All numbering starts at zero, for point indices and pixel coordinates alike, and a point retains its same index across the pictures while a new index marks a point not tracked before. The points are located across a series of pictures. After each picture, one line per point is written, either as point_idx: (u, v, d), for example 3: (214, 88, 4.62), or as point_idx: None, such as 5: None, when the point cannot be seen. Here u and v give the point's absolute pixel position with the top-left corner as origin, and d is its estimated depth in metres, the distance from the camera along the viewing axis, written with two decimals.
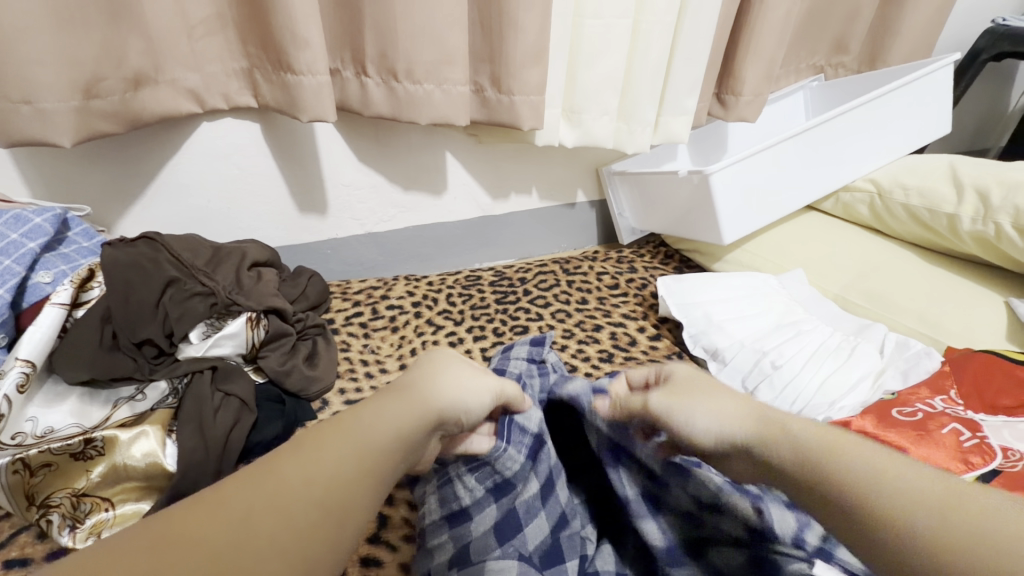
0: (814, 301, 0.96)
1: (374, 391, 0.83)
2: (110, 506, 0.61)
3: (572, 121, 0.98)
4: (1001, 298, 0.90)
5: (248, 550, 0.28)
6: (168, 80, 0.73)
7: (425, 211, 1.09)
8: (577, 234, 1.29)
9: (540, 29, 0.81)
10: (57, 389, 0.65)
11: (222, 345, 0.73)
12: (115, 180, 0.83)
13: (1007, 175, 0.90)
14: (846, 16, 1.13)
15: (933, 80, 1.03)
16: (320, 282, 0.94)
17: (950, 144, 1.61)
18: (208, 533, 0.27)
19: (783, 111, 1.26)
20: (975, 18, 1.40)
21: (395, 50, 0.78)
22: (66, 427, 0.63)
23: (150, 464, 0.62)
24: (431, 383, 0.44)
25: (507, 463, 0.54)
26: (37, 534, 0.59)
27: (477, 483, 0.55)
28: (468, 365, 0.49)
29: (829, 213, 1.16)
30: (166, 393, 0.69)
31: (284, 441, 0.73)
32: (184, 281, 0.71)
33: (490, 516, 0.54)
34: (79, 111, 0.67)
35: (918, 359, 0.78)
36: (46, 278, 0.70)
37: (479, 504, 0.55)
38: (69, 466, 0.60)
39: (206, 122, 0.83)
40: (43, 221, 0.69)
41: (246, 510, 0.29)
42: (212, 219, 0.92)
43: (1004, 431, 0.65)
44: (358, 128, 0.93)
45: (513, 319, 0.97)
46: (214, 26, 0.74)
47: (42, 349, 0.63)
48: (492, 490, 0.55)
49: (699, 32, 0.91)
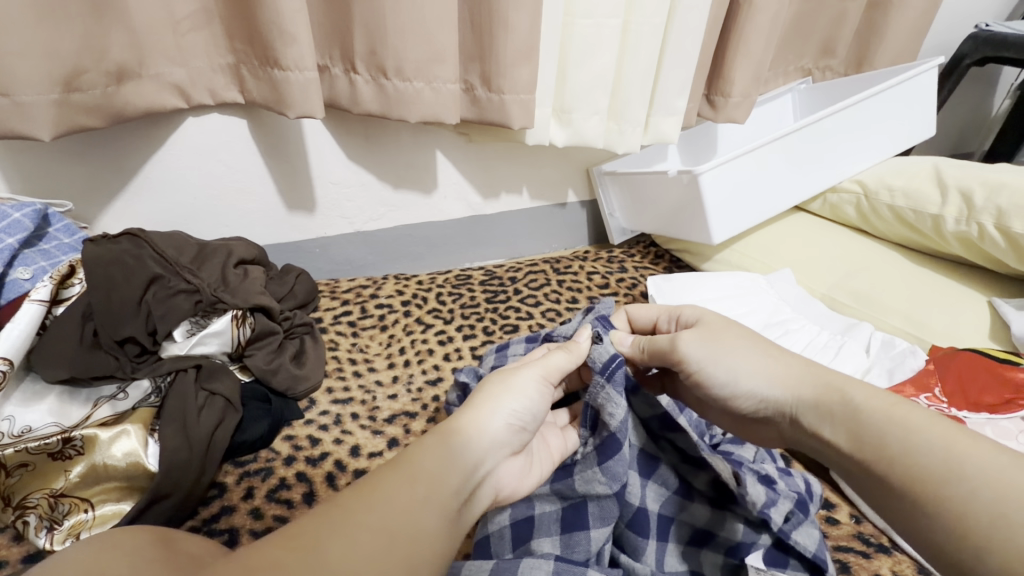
0: (802, 300, 0.97)
1: (362, 390, 0.82)
2: (90, 506, 0.60)
3: (563, 120, 0.98)
4: (984, 297, 0.91)
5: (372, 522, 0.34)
6: (153, 75, 0.72)
7: (416, 209, 1.09)
8: (569, 235, 1.29)
9: (529, 29, 0.81)
10: (35, 387, 0.63)
11: (207, 343, 0.72)
12: (98, 176, 0.81)
13: (990, 176, 0.91)
14: (833, 19, 1.14)
15: (918, 82, 1.04)
16: (308, 280, 0.93)
17: (934, 147, 1.64)
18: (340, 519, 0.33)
19: (772, 112, 1.27)
20: (957, 25, 1.42)
21: (385, 47, 0.77)
22: (43, 427, 0.60)
23: (131, 464, 0.61)
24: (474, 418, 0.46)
25: (611, 414, 0.52)
26: (13, 535, 0.58)
27: (584, 434, 0.55)
28: (496, 382, 0.50)
29: (816, 213, 1.17)
30: (149, 391, 0.68)
31: (269, 441, 0.72)
32: (168, 278, 0.70)
33: (587, 498, 0.53)
34: (60, 104, 0.65)
35: (903, 358, 0.78)
36: (25, 275, 0.69)
37: (585, 460, 0.54)
38: (47, 466, 0.59)
39: (192, 118, 0.82)
40: (22, 216, 0.68)
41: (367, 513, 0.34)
42: (198, 216, 0.91)
43: (987, 428, 0.68)
44: (347, 125, 0.92)
45: (503, 318, 0.97)
46: (200, 20, 0.73)
47: (20, 346, 0.61)
48: (598, 449, 0.53)
49: (689, 33, 0.91)
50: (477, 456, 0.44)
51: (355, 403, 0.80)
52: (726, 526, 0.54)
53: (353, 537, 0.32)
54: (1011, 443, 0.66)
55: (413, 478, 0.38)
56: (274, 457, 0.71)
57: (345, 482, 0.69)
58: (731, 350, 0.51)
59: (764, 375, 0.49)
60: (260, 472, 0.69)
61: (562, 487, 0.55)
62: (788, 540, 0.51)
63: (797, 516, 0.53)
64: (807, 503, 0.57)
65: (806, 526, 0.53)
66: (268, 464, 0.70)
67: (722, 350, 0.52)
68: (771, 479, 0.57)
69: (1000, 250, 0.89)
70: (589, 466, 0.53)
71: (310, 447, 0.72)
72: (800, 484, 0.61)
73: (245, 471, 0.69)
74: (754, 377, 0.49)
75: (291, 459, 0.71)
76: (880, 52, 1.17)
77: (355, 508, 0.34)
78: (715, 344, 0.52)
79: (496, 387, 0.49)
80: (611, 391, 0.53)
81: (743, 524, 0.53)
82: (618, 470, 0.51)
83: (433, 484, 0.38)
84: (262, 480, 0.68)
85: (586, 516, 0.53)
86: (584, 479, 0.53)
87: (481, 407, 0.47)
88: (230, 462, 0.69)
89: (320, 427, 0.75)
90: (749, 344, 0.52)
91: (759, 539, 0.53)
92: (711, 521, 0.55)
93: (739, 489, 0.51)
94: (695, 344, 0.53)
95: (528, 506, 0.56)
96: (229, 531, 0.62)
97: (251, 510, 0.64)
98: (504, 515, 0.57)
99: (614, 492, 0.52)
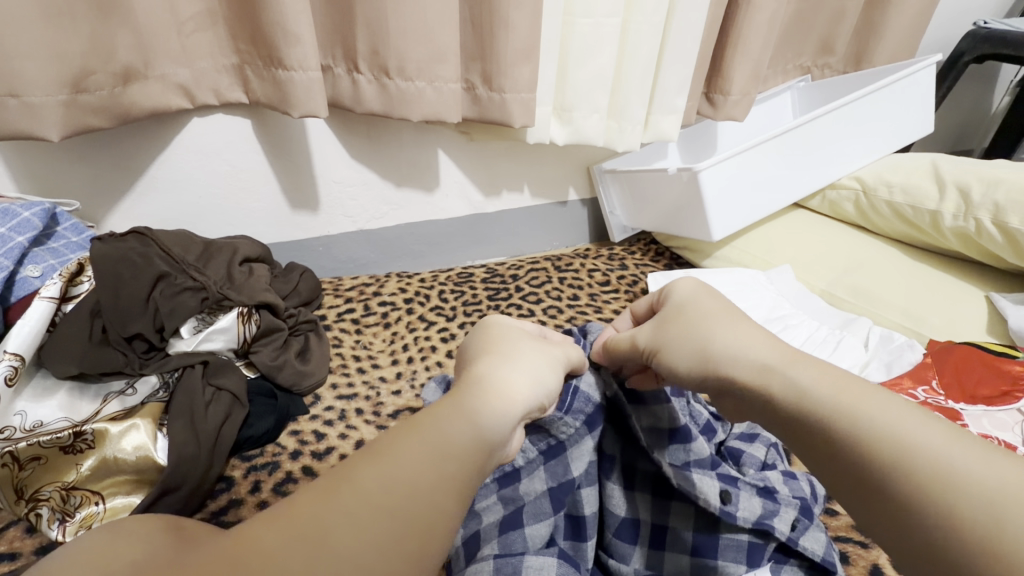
0: (801, 295, 0.97)
1: (366, 386, 0.83)
2: (101, 499, 0.61)
3: (563, 118, 0.99)
4: (982, 292, 0.92)
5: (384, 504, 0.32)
6: (158, 76, 0.73)
7: (417, 207, 1.09)
8: (569, 232, 1.30)
9: (530, 28, 0.82)
10: (45, 383, 0.65)
11: (214, 340, 0.73)
12: (104, 175, 0.82)
13: (988, 172, 0.92)
14: (832, 17, 1.14)
15: (916, 79, 1.05)
16: (312, 277, 0.94)
17: (934, 145, 1.65)
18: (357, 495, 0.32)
19: (772, 109, 1.28)
20: (955, 22, 1.43)
21: (387, 47, 0.78)
22: (55, 421, 0.62)
23: (141, 457, 0.62)
24: (497, 370, 0.46)
25: (562, 428, 0.54)
26: (26, 528, 0.59)
27: (530, 445, 0.55)
28: (522, 347, 0.51)
29: (815, 210, 1.17)
30: (156, 386, 0.69)
31: (275, 435, 0.73)
32: (174, 276, 0.71)
33: (529, 500, 0.55)
34: (68, 105, 0.66)
35: (901, 352, 0.79)
36: (35, 273, 0.69)
37: (530, 465, 0.55)
38: (59, 459, 0.60)
39: (197, 118, 0.83)
40: (31, 215, 0.69)
41: (377, 490, 0.33)
42: (202, 215, 0.92)
43: (983, 419, 0.69)
44: (350, 124, 0.93)
45: (505, 315, 0.98)
46: (204, 21, 0.73)
47: (31, 343, 0.62)
48: (543, 453, 0.55)
49: (688, 31, 0.92)
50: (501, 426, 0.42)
51: (359, 399, 0.81)
52: (724, 532, 0.54)
53: (357, 520, 0.30)
54: (1008, 434, 0.67)
55: (429, 449, 0.36)
56: (280, 451, 0.72)
57: None
58: (680, 328, 0.50)
59: (687, 354, 0.49)
60: (267, 466, 0.70)
61: (507, 492, 0.55)
62: (795, 547, 0.54)
63: (803, 523, 0.55)
64: (811, 507, 0.58)
65: (812, 527, 0.55)
66: (275, 458, 0.71)
67: (674, 336, 0.50)
68: (771, 489, 0.57)
69: (997, 244, 0.90)
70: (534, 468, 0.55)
71: (315, 441, 0.73)
72: (805, 488, 0.61)
73: (252, 465, 0.70)
74: (680, 356, 0.49)
75: (297, 453, 0.72)
76: (878, 50, 1.18)
77: (362, 484, 0.33)
78: (666, 325, 0.52)
79: (524, 350, 0.50)
80: (568, 421, 0.54)
81: (750, 534, 0.54)
82: (559, 470, 0.55)
83: (450, 457, 0.37)
84: (268, 474, 0.69)
85: (522, 514, 0.54)
86: (528, 481, 0.55)
87: (510, 370, 0.47)
88: (237, 456, 0.70)
89: (325, 422, 0.76)
90: (703, 320, 0.50)
91: (768, 543, 0.54)
92: (705, 531, 0.55)
93: (728, 506, 0.53)
94: (648, 331, 0.53)
95: (477, 521, 0.56)
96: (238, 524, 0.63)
97: (258, 503, 0.65)
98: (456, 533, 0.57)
99: (550, 489, 0.55)
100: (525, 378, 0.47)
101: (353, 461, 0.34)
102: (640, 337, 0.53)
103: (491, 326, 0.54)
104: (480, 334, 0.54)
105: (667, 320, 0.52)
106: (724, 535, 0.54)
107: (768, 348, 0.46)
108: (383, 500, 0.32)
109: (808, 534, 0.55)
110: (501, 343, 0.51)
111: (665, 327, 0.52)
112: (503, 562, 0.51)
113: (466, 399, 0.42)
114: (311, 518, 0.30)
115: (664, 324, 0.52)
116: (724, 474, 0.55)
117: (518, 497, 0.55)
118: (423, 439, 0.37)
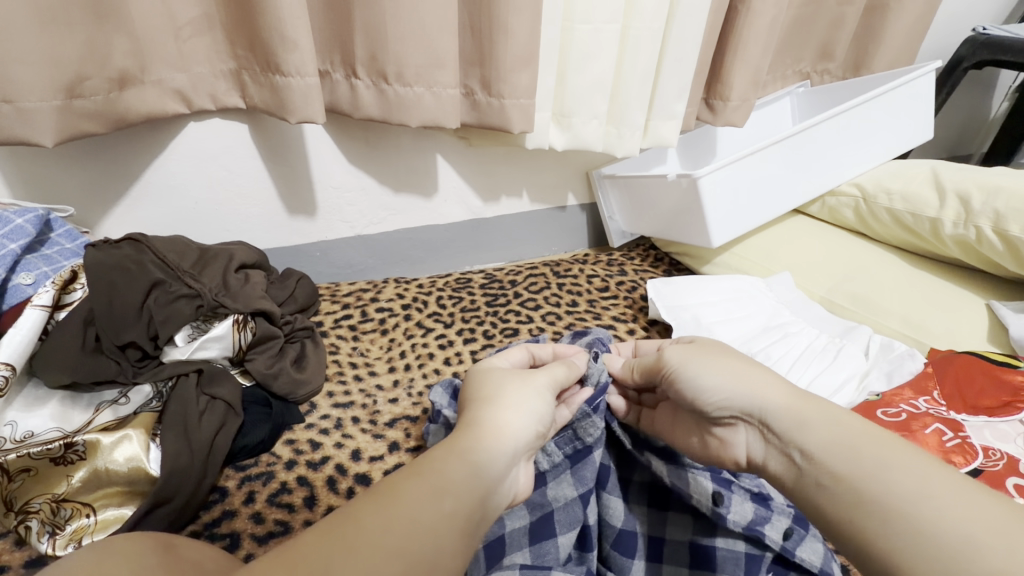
0: (801, 303, 0.97)
1: (362, 394, 0.82)
2: (92, 511, 0.60)
3: (562, 124, 0.98)
4: (982, 300, 0.92)
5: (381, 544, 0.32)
6: (155, 81, 0.72)
7: (415, 212, 1.09)
8: (568, 237, 1.30)
9: (530, 33, 0.81)
10: (37, 392, 0.64)
11: (208, 348, 0.72)
12: (99, 181, 0.81)
13: (988, 179, 0.92)
14: (831, 22, 1.14)
15: (915, 86, 1.04)
16: (309, 283, 0.93)
17: (933, 150, 1.65)
18: (353, 541, 0.32)
19: (772, 115, 1.28)
20: (954, 28, 1.43)
21: (385, 52, 0.78)
22: (46, 432, 0.61)
23: (133, 469, 0.61)
24: (489, 410, 0.46)
25: (590, 430, 0.54)
26: (16, 540, 0.58)
27: (557, 449, 0.54)
28: (510, 380, 0.50)
29: (815, 216, 1.17)
30: (150, 396, 0.69)
31: (271, 445, 0.72)
32: (169, 283, 0.70)
33: (556, 505, 0.54)
34: (62, 111, 0.66)
35: (902, 361, 0.79)
36: (28, 280, 0.69)
37: (556, 469, 0.54)
38: (49, 471, 0.59)
39: (193, 123, 0.82)
40: (24, 221, 0.68)
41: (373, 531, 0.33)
42: (198, 220, 0.92)
43: (985, 430, 0.69)
44: (348, 129, 0.92)
45: (503, 322, 0.97)
46: (201, 27, 0.73)
47: (22, 352, 0.62)
48: (569, 457, 0.55)
49: (688, 37, 0.91)
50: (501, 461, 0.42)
51: (356, 407, 0.80)
52: (721, 540, 0.54)
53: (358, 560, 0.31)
54: (1010, 445, 0.67)
55: (426, 488, 0.37)
56: (275, 461, 0.71)
57: (346, 485, 0.69)
58: (709, 354, 0.53)
59: (715, 376, 0.51)
60: (261, 476, 0.69)
61: (532, 495, 0.54)
62: (793, 558, 0.52)
63: (799, 532, 0.53)
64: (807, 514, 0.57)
65: (811, 534, 0.54)
66: (269, 468, 0.70)
67: (700, 362, 0.53)
68: (765, 495, 0.56)
69: (998, 253, 0.89)
70: (559, 472, 0.54)
71: (311, 450, 0.73)
72: None
73: (247, 475, 0.69)
74: (707, 377, 0.51)
75: (292, 463, 0.71)
76: (878, 56, 1.18)
77: (366, 528, 0.33)
78: (694, 350, 0.54)
79: (510, 383, 0.50)
80: (595, 417, 0.54)
81: (745, 542, 0.53)
82: (587, 474, 0.54)
83: (445, 492, 0.37)
84: (263, 484, 0.68)
85: (554, 523, 0.54)
86: (554, 487, 0.54)
87: (500, 404, 0.46)
88: (232, 466, 0.70)
89: (321, 431, 0.76)
90: (730, 356, 0.53)
91: (764, 553, 0.53)
92: (701, 536, 0.55)
93: (719, 508, 0.52)
94: (677, 349, 0.55)
95: (499, 525, 0.54)
96: (231, 536, 0.62)
97: (252, 514, 0.64)
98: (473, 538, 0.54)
99: (580, 494, 0.54)
100: (519, 412, 0.46)
101: (351, 505, 0.35)
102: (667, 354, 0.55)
103: (482, 370, 0.53)
104: (475, 377, 0.52)
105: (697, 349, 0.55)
106: (721, 543, 0.54)
107: (773, 388, 0.48)
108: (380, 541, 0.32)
109: (807, 542, 0.53)
110: (486, 385, 0.49)
111: (696, 352, 0.54)
112: None
113: (459, 441, 0.42)
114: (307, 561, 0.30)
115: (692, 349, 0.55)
116: (720, 477, 0.54)
117: (545, 503, 0.54)
118: (420, 479, 0.37)
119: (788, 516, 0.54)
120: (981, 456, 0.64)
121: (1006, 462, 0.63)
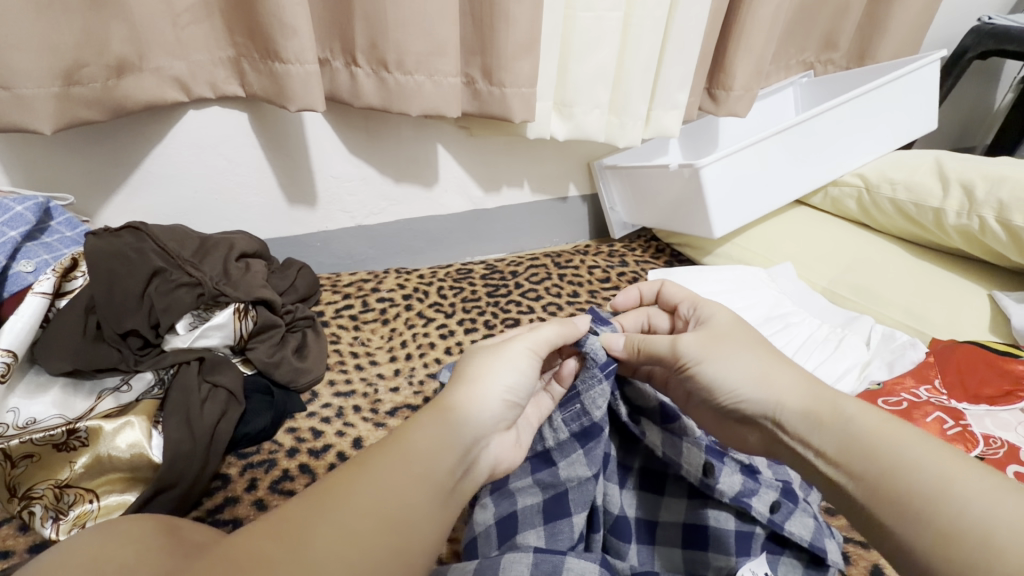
0: (802, 293, 0.97)
1: (363, 383, 0.82)
2: (95, 497, 0.60)
3: (564, 114, 0.98)
4: (985, 291, 0.91)
5: (360, 509, 0.34)
6: (153, 68, 0.72)
7: (416, 203, 1.08)
8: (569, 228, 1.29)
9: (531, 21, 0.80)
10: (39, 379, 0.65)
11: (209, 336, 0.72)
12: (99, 169, 0.81)
13: (992, 169, 0.91)
14: (836, 12, 1.13)
15: (919, 76, 1.03)
16: (309, 274, 0.93)
17: (936, 142, 1.64)
18: (334, 506, 0.34)
19: (774, 105, 1.27)
20: (959, 18, 1.41)
21: (386, 40, 0.77)
22: (48, 419, 0.62)
23: (136, 455, 0.61)
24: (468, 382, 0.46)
25: (596, 405, 0.52)
26: (19, 526, 0.59)
27: (563, 425, 0.54)
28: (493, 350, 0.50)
29: (818, 207, 1.16)
30: (152, 383, 0.69)
31: (272, 434, 0.72)
32: (170, 271, 0.70)
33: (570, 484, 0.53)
34: (61, 98, 0.65)
35: (903, 351, 0.78)
36: (28, 268, 0.69)
37: (564, 447, 0.54)
38: (52, 457, 0.59)
39: (193, 111, 0.82)
40: (24, 209, 0.68)
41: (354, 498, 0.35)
42: (198, 210, 0.91)
43: (986, 419, 0.69)
44: (348, 119, 0.92)
45: (504, 312, 0.97)
46: (200, 14, 0.72)
47: (23, 339, 0.62)
48: (577, 436, 0.54)
49: (690, 26, 0.90)
50: (474, 430, 0.44)
51: (357, 396, 0.80)
52: (711, 515, 0.54)
53: (339, 525, 0.33)
54: (1011, 434, 0.67)
55: (405, 457, 0.38)
56: (277, 449, 0.71)
57: None
58: (722, 350, 0.51)
59: (737, 374, 0.49)
60: (263, 464, 0.69)
61: (543, 476, 0.55)
62: (781, 532, 0.52)
63: (788, 506, 0.53)
64: (794, 490, 0.56)
65: (800, 509, 0.54)
66: (271, 456, 0.70)
67: (717, 358, 0.50)
68: (754, 468, 0.55)
69: (1001, 243, 0.89)
70: (568, 450, 0.54)
71: (313, 438, 0.73)
72: (790, 475, 0.60)
73: (249, 463, 0.69)
74: (726, 374, 0.49)
75: (293, 451, 0.71)
76: (883, 45, 1.17)
77: (348, 493, 0.35)
78: (710, 343, 0.51)
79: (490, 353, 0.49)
80: (599, 386, 0.52)
81: (734, 515, 0.53)
82: (599, 452, 0.52)
83: (424, 463, 0.39)
84: (264, 472, 0.68)
85: (568, 503, 0.53)
86: (564, 466, 0.54)
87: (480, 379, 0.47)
88: (233, 454, 0.70)
89: (323, 419, 0.76)
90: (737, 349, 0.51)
91: (754, 529, 0.53)
92: (696, 515, 0.55)
93: (708, 478, 0.52)
94: (693, 341, 0.51)
95: (511, 502, 0.55)
96: (234, 522, 0.62)
97: (255, 501, 0.65)
98: (487, 513, 0.55)
99: (595, 474, 0.52)
100: (499, 382, 0.47)
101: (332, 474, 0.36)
102: (682, 345, 0.52)
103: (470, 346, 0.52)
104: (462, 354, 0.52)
105: (709, 340, 0.52)
106: (711, 518, 0.54)
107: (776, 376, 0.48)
108: (359, 505, 0.34)
109: (796, 518, 0.53)
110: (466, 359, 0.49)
111: (711, 344, 0.51)
112: (543, 557, 0.47)
113: (434, 412, 0.43)
114: (292, 527, 0.32)
115: (706, 341, 0.52)
116: (713, 447, 0.54)
117: (555, 481, 0.54)
118: (398, 449, 0.39)
119: (776, 491, 0.54)
120: (981, 443, 0.64)
121: (1007, 450, 0.63)
